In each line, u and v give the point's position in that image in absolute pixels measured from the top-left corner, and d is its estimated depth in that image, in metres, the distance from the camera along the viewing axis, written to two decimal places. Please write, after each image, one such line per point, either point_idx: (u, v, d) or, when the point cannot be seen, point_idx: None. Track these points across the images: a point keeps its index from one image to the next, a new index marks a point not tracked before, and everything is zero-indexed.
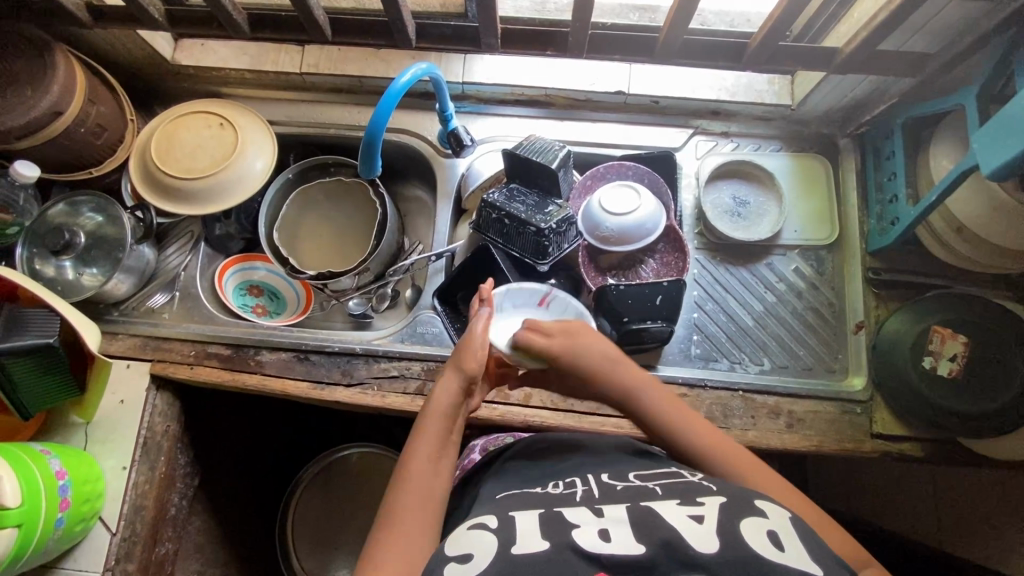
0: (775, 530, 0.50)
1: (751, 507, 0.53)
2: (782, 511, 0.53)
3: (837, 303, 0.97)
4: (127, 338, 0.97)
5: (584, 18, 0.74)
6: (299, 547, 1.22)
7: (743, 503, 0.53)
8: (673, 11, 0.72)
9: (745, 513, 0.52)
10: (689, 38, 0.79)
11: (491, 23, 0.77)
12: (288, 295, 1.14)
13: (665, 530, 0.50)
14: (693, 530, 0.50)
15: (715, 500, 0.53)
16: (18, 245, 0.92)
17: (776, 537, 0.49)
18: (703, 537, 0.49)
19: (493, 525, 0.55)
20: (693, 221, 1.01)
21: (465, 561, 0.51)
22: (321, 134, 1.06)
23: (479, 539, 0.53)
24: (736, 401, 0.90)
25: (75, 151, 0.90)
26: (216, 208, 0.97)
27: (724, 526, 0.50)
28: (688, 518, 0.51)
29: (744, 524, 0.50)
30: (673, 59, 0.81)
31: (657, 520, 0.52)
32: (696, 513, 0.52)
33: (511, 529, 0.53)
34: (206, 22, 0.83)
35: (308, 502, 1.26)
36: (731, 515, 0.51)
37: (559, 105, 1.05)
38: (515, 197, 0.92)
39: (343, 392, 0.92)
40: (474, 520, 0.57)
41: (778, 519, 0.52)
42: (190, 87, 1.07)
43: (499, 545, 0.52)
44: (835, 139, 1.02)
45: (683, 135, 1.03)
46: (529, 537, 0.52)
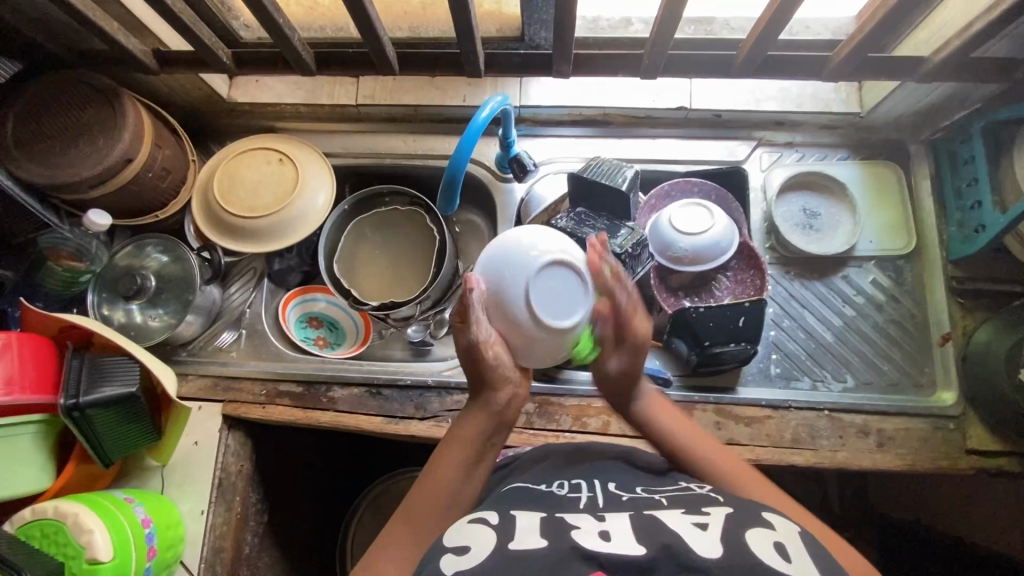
0: (781, 541, 0.49)
1: (758, 520, 0.53)
2: (790, 526, 0.52)
3: (919, 315, 0.93)
4: (198, 378, 0.96)
5: (664, 38, 0.73)
6: (360, 535, 1.23)
7: (751, 516, 0.53)
8: (756, 30, 0.71)
9: (750, 524, 0.51)
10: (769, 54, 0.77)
11: (566, 50, 0.75)
12: (343, 322, 1.13)
13: (667, 535, 0.50)
14: (698, 536, 0.50)
15: (720, 511, 0.54)
16: (89, 292, 0.92)
17: (782, 546, 0.49)
18: (707, 544, 0.48)
19: (495, 521, 0.55)
20: (764, 235, 0.98)
21: (462, 553, 0.51)
22: (378, 165, 1.05)
23: (478, 532, 0.53)
24: (823, 422, 0.88)
25: (143, 195, 0.90)
26: (281, 245, 0.96)
27: (728, 532, 0.50)
28: (692, 526, 0.51)
29: (748, 533, 0.50)
30: (750, 76, 0.79)
31: (661, 525, 0.52)
32: (700, 521, 0.52)
33: (510, 525, 0.53)
34: (273, 61, 0.83)
35: (373, 506, 1.26)
36: (735, 524, 0.51)
37: (617, 123, 1.03)
38: (584, 221, 0.89)
39: (419, 426, 0.91)
40: (476, 514, 0.57)
41: (785, 532, 0.51)
42: (245, 123, 1.07)
43: (497, 538, 0.51)
44: (905, 145, 0.99)
45: (746, 148, 1.01)
46: (527, 534, 0.52)
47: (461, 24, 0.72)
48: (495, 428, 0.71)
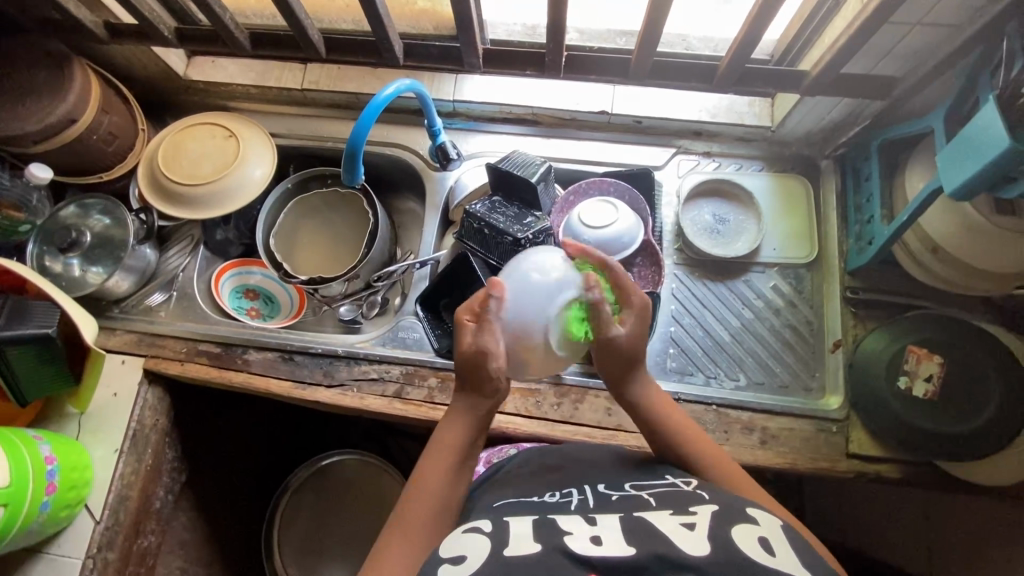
0: (766, 536, 0.52)
1: (742, 514, 0.55)
2: (773, 519, 0.55)
3: (815, 321, 0.97)
4: (124, 334, 1.01)
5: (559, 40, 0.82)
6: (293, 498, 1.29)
7: (735, 511, 0.55)
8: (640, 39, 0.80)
9: (736, 520, 0.53)
10: (661, 61, 0.87)
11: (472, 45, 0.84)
12: (274, 296, 1.18)
13: (658, 540, 0.51)
14: (685, 536, 0.51)
15: (706, 508, 0.55)
16: (30, 241, 0.97)
17: (766, 543, 0.51)
18: (695, 542, 0.51)
19: (488, 528, 0.57)
20: (672, 237, 1.02)
21: (459, 562, 0.53)
22: (318, 147, 1.12)
23: (473, 541, 0.55)
24: (710, 415, 0.91)
25: (88, 156, 0.97)
26: (215, 213, 1.02)
27: (716, 529, 0.52)
28: (679, 526, 0.53)
29: (735, 530, 0.52)
30: (645, 79, 0.89)
31: (650, 526, 0.54)
32: (687, 521, 0.54)
33: (504, 531, 0.56)
34: (211, 39, 0.90)
35: (310, 475, 1.30)
36: (722, 521, 0.53)
37: (546, 123, 1.09)
38: (497, 208, 0.95)
39: (324, 393, 0.95)
40: (469, 523, 0.59)
41: (768, 526, 0.53)
42: (199, 101, 1.13)
43: (491, 546, 0.54)
44: (815, 161, 1.04)
45: (666, 154, 1.06)
46: (521, 540, 0.54)
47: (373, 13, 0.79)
48: (483, 422, 0.70)
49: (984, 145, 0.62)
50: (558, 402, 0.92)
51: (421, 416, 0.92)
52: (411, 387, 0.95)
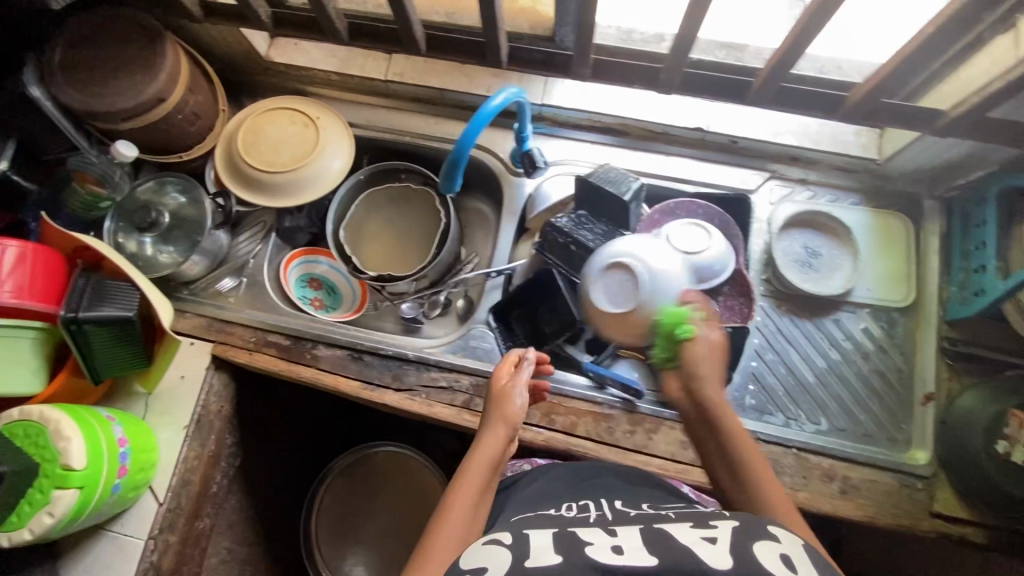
0: (788, 553, 0.49)
1: (763, 531, 0.52)
2: (796, 538, 0.52)
3: (905, 370, 0.92)
4: (194, 317, 1.01)
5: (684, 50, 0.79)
6: (334, 485, 1.29)
7: (756, 527, 0.52)
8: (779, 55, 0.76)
9: (759, 537, 0.51)
10: (786, 84, 0.82)
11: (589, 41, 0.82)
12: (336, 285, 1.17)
13: (677, 549, 0.49)
14: (709, 547, 0.49)
15: (728, 522, 0.53)
16: (108, 218, 0.95)
17: (788, 559, 0.48)
18: (719, 555, 0.48)
19: (507, 541, 0.55)
20: (761, 266, 0.98)
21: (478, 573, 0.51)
22: (397, 141, 1.09)
23: (493, 553, 0.53)
24: (789, 459, 0.88)
25: (170, 136, 0.95)
26: (293, 202, 1.00)
27: (738, 544, 0.50)
28: (700, 538, 0.51)
29: (756, 544, 0.50)
30: (767, 104, 0.86)
31: (670, 539, 0.51)
32: (708, 535, 0.51)
33: (523, 545, 0.54)
34: (308, 26, 0.87)
35: (348, 467, 1.30)
36: (744, 536, 0.51)
37: (634, 135, 1.05)
38: (583, 225, 0.92)
39: (392, 396, 0.94)
40: (488, 535, 0.57)
41: (791, 544, 0.51)
42: (279, 83, 1.11)
43: (511, 559, 0.52)
44: (920, 199, 0.98)
45: (758, 179, 1.00)
46: (543, 552, 0.52)
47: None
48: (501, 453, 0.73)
49: None
50: (631, 430, 0.90)
51: (490, 431, 0.90)
52: (481, 400, 0.93)
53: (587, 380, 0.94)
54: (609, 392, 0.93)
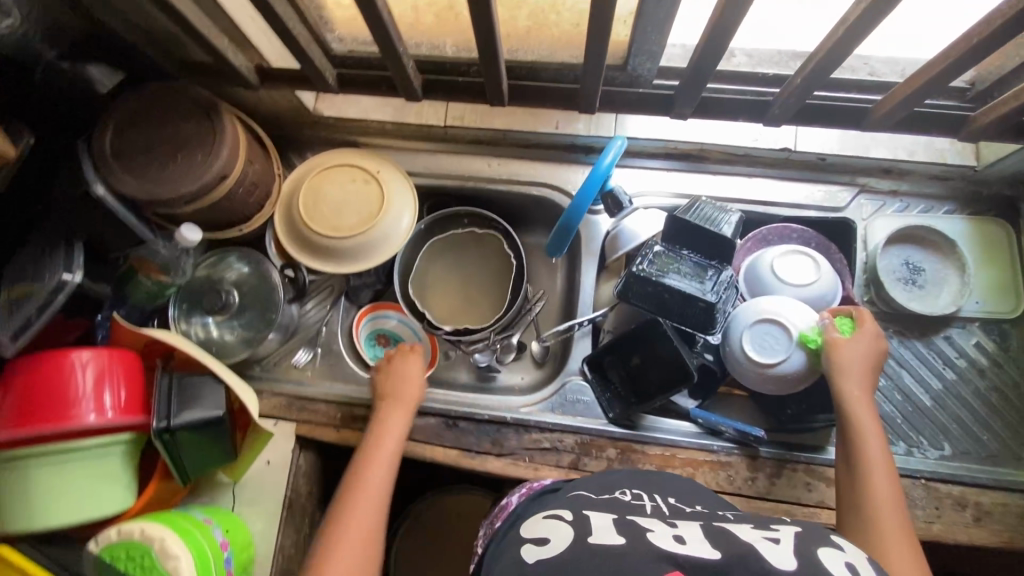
0: (852, 562, 0.54)
1: (827, 540, 0.56)
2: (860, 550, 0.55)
3: (1023, 384, 0.89)
4: (272, 397, 0.95)
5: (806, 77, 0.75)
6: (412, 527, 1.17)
7: (819, 536, 0.57)
8: (911, 86, 0.74)
9: (821, 543, 0.55)
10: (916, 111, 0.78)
11: (701, 71, 0.78)
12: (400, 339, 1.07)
13: (740, 545, 0.54)
14: (770, 548, 0.54)
15: (789, 529, 0.58)
16: (171, 304, 0.91)
17: (853, 568, 0.53)
18: (782, 557, 0.52)
19: (568, 519, 0.61)
20: (863, 287, 0.94)
21: (542, 544, 0.58)
22: (460, 187, 1.04)
23: (555, 528, 0.60)
24: (918, 490, 0.85)
25: (231, 211, 0.89)
26: (366, 266, 0.95)
27: (802, 549, 0.54)
28: (765, 539, 0.56)
29: (821, 551, 0.54)
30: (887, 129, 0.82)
31: (733, 536, 0.56)
32: (772, 536, 0.56)
33: (586, 523, 0.60)
34: (377, 84, 0.84)
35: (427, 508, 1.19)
36: (807, 542, 0.55)
37: (711, 158, 0.99)
38: (669, 266, 0.86)
39: (495, 463, 0.89)
40: (551, 511, 0.64)
41: (854, 553, 0.55)
42: (329, 137, 1.05)
43: (574, 534, 0.58)
44: (1016, 202, 0.95)
45: (847, 195, 0.96)
46: (605, 532, 0.58)
47: (596, 35, 0.72)
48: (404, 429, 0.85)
49: None
50: (752, 476, 0.86)
51: None
52: (589, 459, 0.88)
53: (694, 426, 0.90)
54: (723, 436, 0.89)
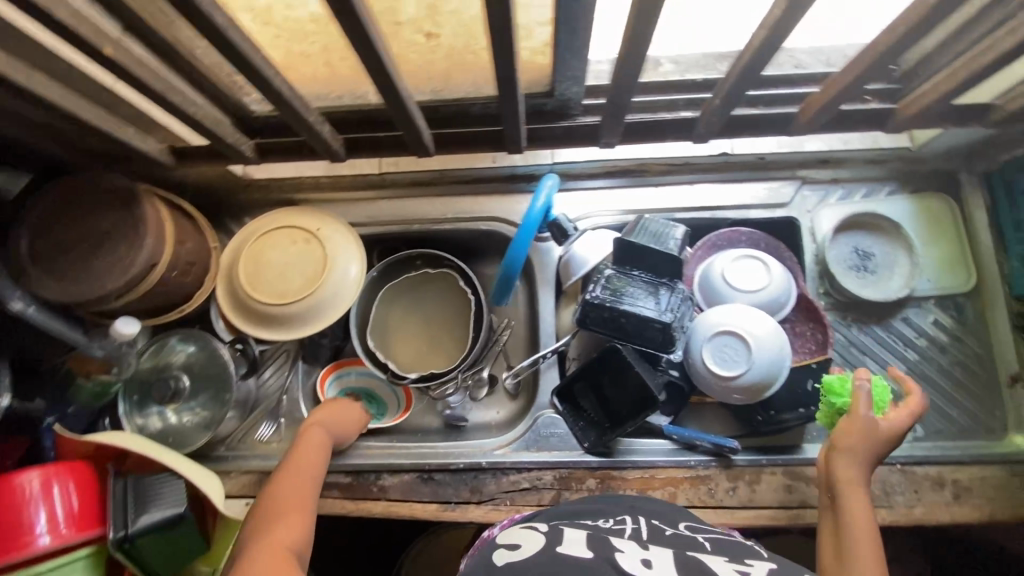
0: None
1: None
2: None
3: (986, 355, 0.90)
4: (240, 475, 0.91)
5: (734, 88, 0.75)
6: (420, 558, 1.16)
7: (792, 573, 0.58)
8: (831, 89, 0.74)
9: None
10: (842, 109, 0.79)
11: (624, 92, 0.77)
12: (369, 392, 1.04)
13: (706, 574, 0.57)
14: None
15: (763, 564, 0.60)
16: (119, 400, 0.88)
17: None
18: None
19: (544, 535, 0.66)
20: (816, 280, 0.94)
21: (512, 549, 0.63)
22: (406, 231, 1.01)
23: (529, 538, 0.65)
24: (896, 476, 0.85)
25: (168, 295, 0.86)
26: (319, 329, 0.92)
27: None
28: (733, 570, 0.58)
29: None
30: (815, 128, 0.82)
31: (702, 563, 0.59)
32: (742, 568, 0.58)
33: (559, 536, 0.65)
34: (297, 149, 0.80)
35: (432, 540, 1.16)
36: None
37: (653, 171, 0.99)
38: (622, 290, 0.85)
39: (476, 511, 0.87)
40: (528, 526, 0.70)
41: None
42: (263, 198, 1.02)
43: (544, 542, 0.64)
44: (957, 174, 0.95)
45: (789, 189, 0.96)
46: (574, 543, 0.63)
47: (512, 76, 0.70)
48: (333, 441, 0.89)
49: None
50: (733, 486, 0.86)
51: None
52: (570, 493, 0.87)
53: (671, 443, 0.89)
54: (699, 450, 0.88)
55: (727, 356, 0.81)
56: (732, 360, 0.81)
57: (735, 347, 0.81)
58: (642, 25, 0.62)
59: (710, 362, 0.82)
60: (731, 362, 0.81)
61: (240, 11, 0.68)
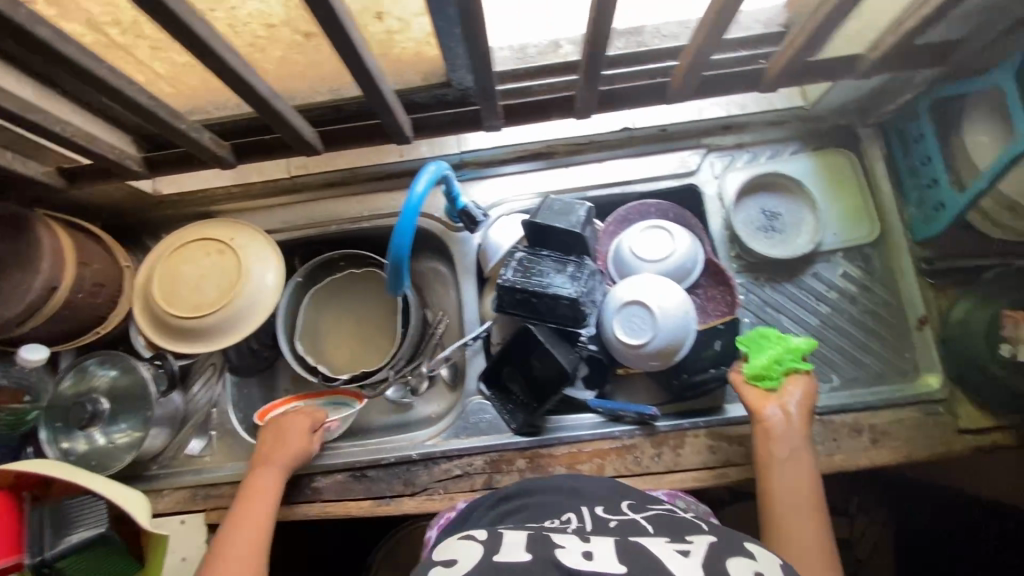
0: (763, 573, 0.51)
1: (740, 549, 0.54)
2: (771, 555, 0.54)
3: (894, 301, 0.92)
4: (173, 493, 0.93)
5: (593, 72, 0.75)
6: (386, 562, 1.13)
7: (730, 545, 0.55)
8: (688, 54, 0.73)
9: (731, 554, 0.53)
10: (706, 74, 0.80)
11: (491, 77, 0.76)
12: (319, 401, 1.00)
13: (650, 562, 0.52)
14: (679, 561, 0.52)
15: (703, 539, 0.56)
16: (40, 428, 0.88)
17: None
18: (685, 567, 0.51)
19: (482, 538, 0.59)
20: (726, 245, 0.96)
21: (450, 565, 0.55)
22: (323, 233, 1.01)
23: (467, 548, 0.57)
24: (815, 427, 0.87)
25: (79, 318, 0.85)
26: (239, 338, 0.92)
27: (710, 559, 0.52)
28: (674, 551, 0.54)
29: (729, 564, 0.52)
30: (690, 94, 0.83)
31: (645, 551, 0.53)
32: (682, 548, 0.54)
33: (497, 541, 0.57)
34: (185, 161, 0.79)
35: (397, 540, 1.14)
36: (717, 552, 0.53)
37: (561, 152, 1.00)
38: (532, 271, 0.86)
39: (410, 503, 0.88)
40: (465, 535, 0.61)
41: (766, 561, 0.53)
42: (177, 213, 1.02)
43: (484, 551, 0.55)
44: (855, 129, 0.97)
45: (695, 158, 0.98)
46: (512, 547, 0.55)
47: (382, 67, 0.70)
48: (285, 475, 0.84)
49: None
50: (658, 453, 0.87)
51: None
52: (501, 476, 0.88)
53: (597, 416, 0.91)
54: (624, 420, 0.90)
55: (635, 325, 0.83)
56: (640, 329, 0.82)
57: (641, 315, 0.82)
58: (471, 23, 0.62)
59: (621, 334, 0.84)
60: (639, 330, 0.82)
61: (107, 28, 0.66)
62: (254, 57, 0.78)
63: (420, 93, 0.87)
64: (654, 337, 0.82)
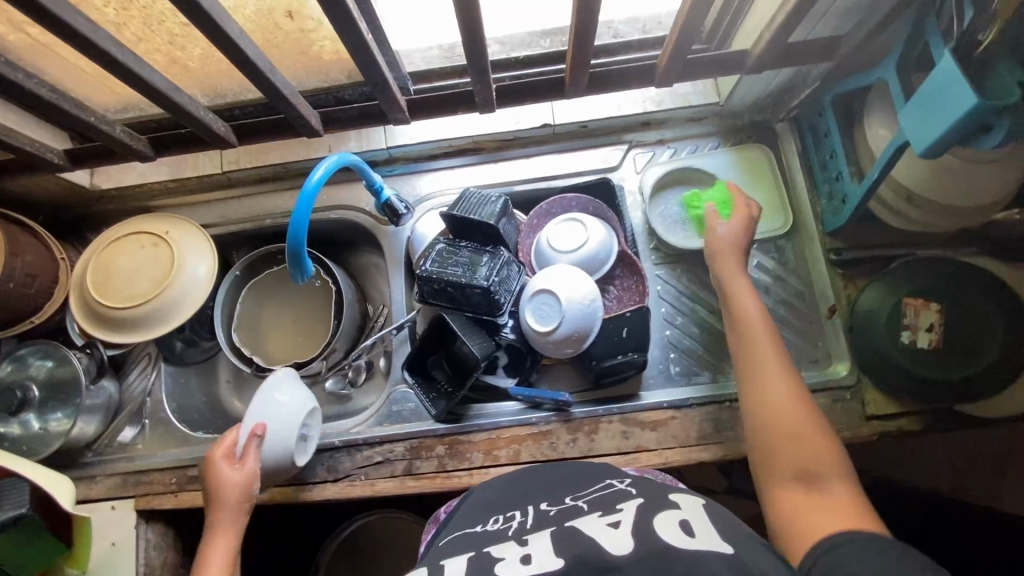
0: (687, 518, 0.52)
1: (665, 501, 0.56)
2: (695, 500, 0.56)
3: (806, 292, 0.95)
4: (105, 479, 0.95)
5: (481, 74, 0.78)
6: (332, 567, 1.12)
7: (657, 503, 0.56)
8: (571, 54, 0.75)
9: (659, 509, 0.54)
10: (595, 72, 0.84)
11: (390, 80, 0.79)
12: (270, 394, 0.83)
13: (583, 545, 0.51)
14: (609, 535, 0.51)
15: (632, 503, 0.56)
16: None
17: (686, 524, 0.51)
18: (618, 540, 0.50)
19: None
20: (646, 237, 0.99)
21: None
22: (258, 227, 1.04)
23: None
24: (727, 413, 0.88)
25: (11, 308, 0.89)
26: (168, 329, 0.94)
27: (639, 523, 0.52)
28: (605, 526, 0.53)
29: (655, 520, 0.52)
30: (585, 91, 0.86)
31: (577, 535, 0.52)
32: (613, 520, 0.54)
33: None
34: (102, 153, 0.84)
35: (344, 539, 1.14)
36: (646, 512, 0.54)
37: (488, 148, 1.03)
38: (448, 261, 0.89)
39: (332, 488, 0.90)
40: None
41: (690, 509, 0.54)
42: (118, 209, 1.05)
43: None
44: (771, 125, 1.01)
45: (618, 153, 1.01)
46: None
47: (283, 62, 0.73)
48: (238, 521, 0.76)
49: (952, 102, 0.59)
50: (573, 439, 0.89)
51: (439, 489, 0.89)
52: (420, 461, 0.90)
53: (519, 403, 0.93)
54: (542, 407, 0.92)
55: (546, 312, 0.86)
56: (551, 315, 0.85)
57: (551, 303, 0.85)
58: (348, 32, 0.64)
59: (534, 321, 0.86)
60: (549, 316, 0.85)
61: (27, 27, 0.69)
62: (175, 56, 0.80)
63: (347, 91, 0.90)
64: (563, 324, 0.84)
